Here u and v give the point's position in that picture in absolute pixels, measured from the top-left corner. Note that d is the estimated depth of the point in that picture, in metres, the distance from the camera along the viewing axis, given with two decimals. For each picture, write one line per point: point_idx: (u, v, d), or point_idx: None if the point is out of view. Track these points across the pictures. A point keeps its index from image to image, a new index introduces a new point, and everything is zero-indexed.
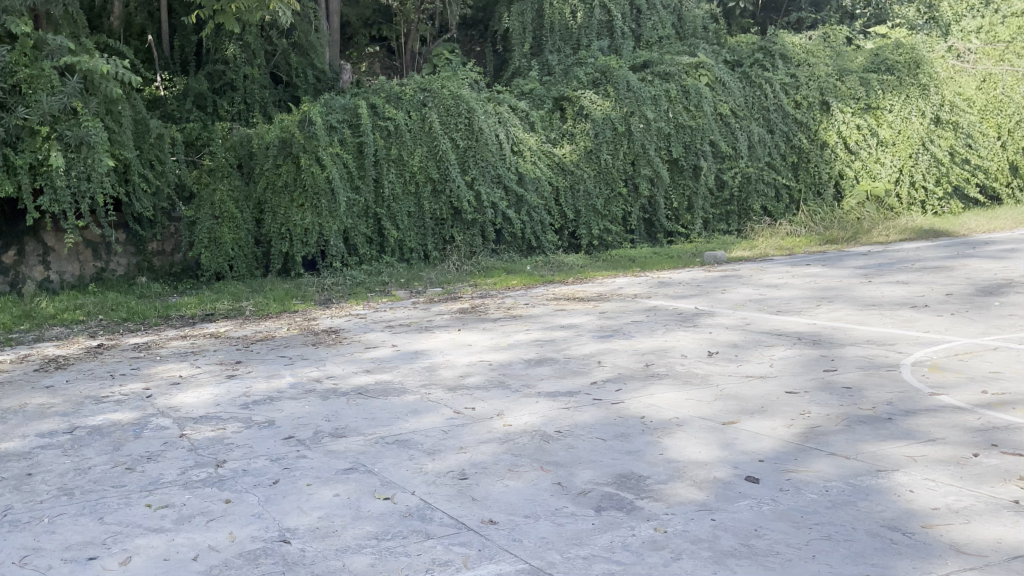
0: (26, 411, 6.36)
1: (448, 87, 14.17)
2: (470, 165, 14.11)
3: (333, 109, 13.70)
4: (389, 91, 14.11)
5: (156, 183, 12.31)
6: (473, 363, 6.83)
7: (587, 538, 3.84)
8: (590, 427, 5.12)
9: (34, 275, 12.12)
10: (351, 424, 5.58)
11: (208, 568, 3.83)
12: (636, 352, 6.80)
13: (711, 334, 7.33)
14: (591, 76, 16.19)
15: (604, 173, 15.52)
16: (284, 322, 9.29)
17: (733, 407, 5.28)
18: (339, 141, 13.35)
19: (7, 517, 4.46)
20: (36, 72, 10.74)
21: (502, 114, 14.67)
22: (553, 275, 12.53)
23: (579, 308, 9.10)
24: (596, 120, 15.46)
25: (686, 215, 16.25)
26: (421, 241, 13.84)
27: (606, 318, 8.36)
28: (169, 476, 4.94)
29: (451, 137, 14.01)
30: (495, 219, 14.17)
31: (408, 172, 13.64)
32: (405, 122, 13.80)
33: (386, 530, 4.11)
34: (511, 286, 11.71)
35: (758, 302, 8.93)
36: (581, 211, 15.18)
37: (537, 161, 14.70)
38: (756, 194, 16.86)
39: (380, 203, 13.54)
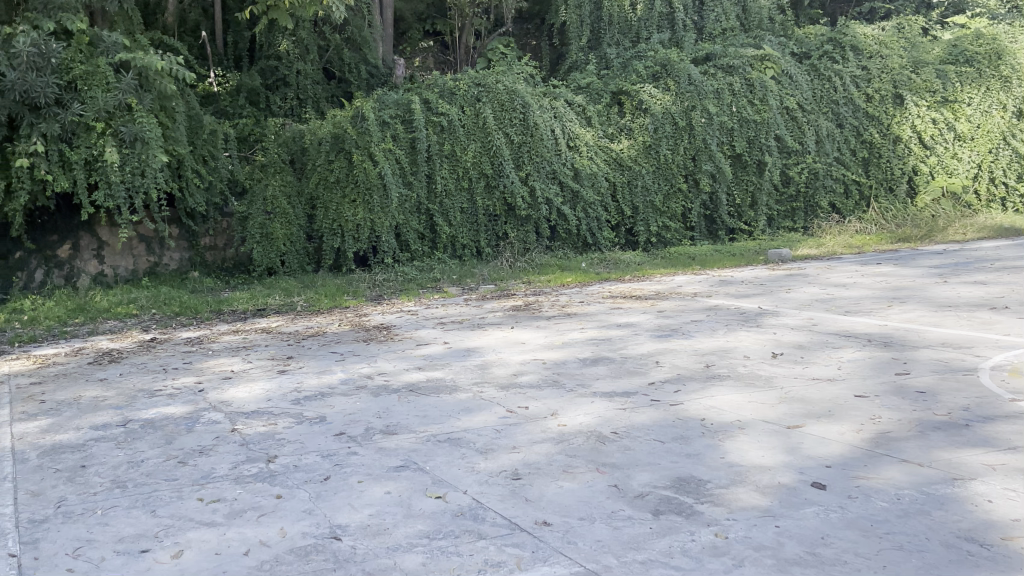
0: (81, 404, 6.44)
1: (502, 82, 14.19)
2: (525, 161, 14.02)
3: (386, 105, 13.70)
4: (442, 87, 14.11)
5: (208, 179, 12.47)
6: (527, 361, 6.76)
7: (645, 542, 3.76)
8: (649, 428, 5.02)
9: (89, 268, 12.32)
10: (404, 421, 5.54)
11: (259, 563, 3.81)
12: (695, 352, 6.69)
13: (775, 335, 7.18)
14: (651, 69, 16.03)
15: (662, 169, 15.32)
16: (336, 318, 9.32)
17: (799, 410, 5.14)
18: (392, 137, 13.36)
19: (61, 508, 4.49)
20: (92, 68, 10.85)
21: (558, 109, 14.63)
22: (609, 273, 12.35)
23: (636, 307, 8.96)
24: (654, 114, 15.26)
25: (749, 212, 15.98)
26: (474, 238, 13.82)
27: (665, 317, 8.23)
28: (221, 470, 4.95)
29: (506, 132, 13.96)
30: (549, 215, 14.09)
31: (460, 168, 13.64)
32: (459, 117, 13.77)
33: (438, 529, 4.06)
34: (567, 283, 11.62)
35: (824, 303, 8.71)
36: (639, 208, 15.03)
37: (593, 156, 14.61)
38: (824, 190, 16.47)
39: (432, 199, 13.55)
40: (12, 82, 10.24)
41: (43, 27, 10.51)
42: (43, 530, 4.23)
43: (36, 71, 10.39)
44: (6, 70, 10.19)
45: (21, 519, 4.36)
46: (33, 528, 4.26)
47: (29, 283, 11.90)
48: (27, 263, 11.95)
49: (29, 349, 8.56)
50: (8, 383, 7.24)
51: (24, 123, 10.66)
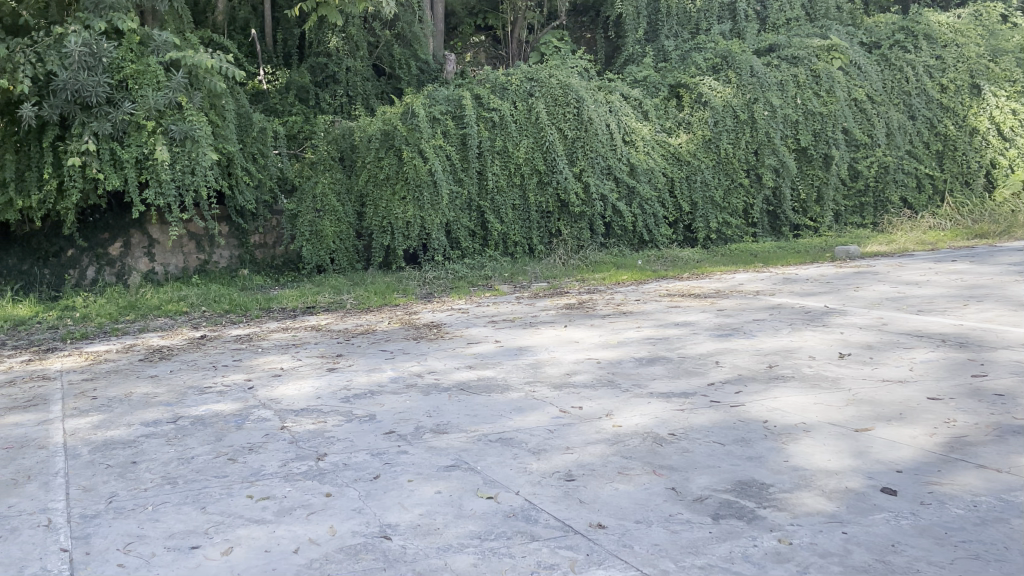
0: (132, 400, 6.49)
1: (557, 76, 14.11)
2: (579, 156, 13.91)
3: (437, 101, 13.72)
4: (494, 82, 14.12)
5: (258, 177, 12.65)
6: (581, 360, 6.66)
7: (705, 547, 3.66)
8: (708, 430, 4.91)
9: (139, 266, 12.52)
10: (455, 420, 5.48)
11: (309, 561, 3.77)
12: (756, 352, 6.54)
13: (842, 335, 7.00)
14: (710, 61, 15.98)
15: (722, 164, 15.12)
16: (386, 316, 9.28)
17: (867, 413, 4.99)
18: (442, 133, 13.34)
19: (113, 504, 4.51)
20: (142, 67, 10.97)
21: (613, 103, 14.54)
22: (666, 270, 12.25)
23: (694, 306, 8.81)
24: (715, 108, 15.08)
25: (815, 207, 15.68)
26: (527, 235, 13.77)
27: (725, 316, 8.10)
28: (271, 468, 4.93)
29: (559, 127, 13.88)
30: (604, 212, 13.95)
31: (513, 164, 13.55)
32: (511, 113, 13.73)
33: (490, 530, 3.99)
34: (622, 281, 11.52)
35: (895, 302, 8.46)
36: (698, 203, 14.82)
37: (650, 151, 14.50)
38: (895, 184, 16.22)
39: (484, 195, 13.51)
40: (64, 82, 10.38)
41: (94, 26, 10.63)
42: (94, 525, 4.24)
43: (88, 70, 10.50)
44: (58, 70, 10.32)
45: (73, 514, 4.38)
46: (85, 523, 4.28)
47: (81, 280, 12.21)
48: (79, 261, 12.25)
49: (82, 345, 8.67)
50: (60, 379, 7.33)
51: (76, 122, 10.77)
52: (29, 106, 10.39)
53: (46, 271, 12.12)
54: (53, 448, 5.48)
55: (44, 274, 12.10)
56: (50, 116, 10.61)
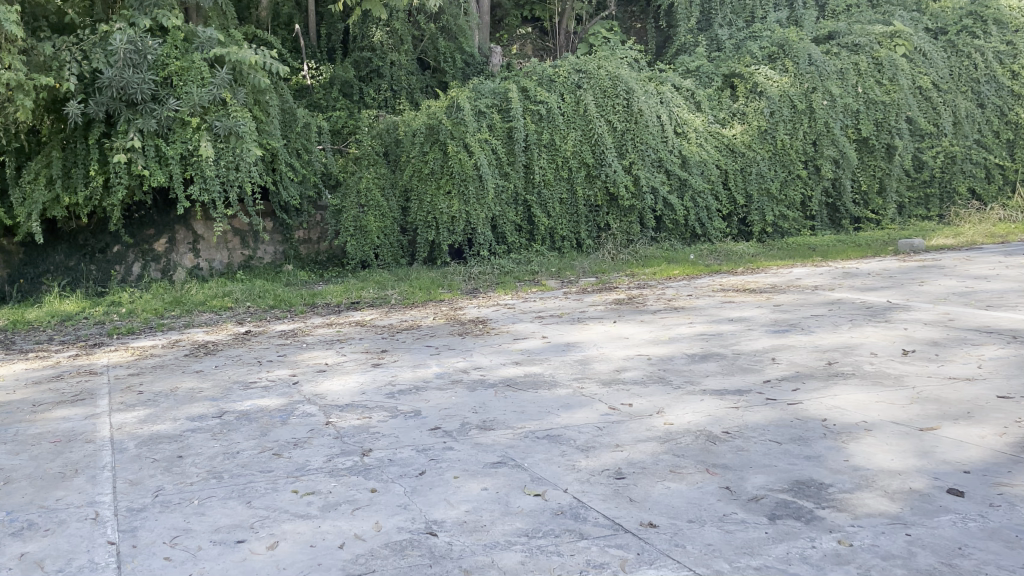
0: (177, 395, 6.53)
1: (605, 68, 14.05)
2: (629, 149, 13.82)
3: (482, 95, 13.72)
4: (541, 74, 14.03)
5: (302, 172, 12.72)
6: (631, 356, 6.58)
7: (760, 547, 3.57)
8: (764, 428, 4.80)
9: (184, 261, 12.66)
10: (501, 417, 5.43)
11: (354, 556, 3.74)
12: (813, 349, 6.40)
13: (906, 331, 6.84)
14: (767, 50, 15.71)
15: (778, 155, 14.90)
16: (431, 312, 9.26)
17: (933, 412, 4.85)
18: (488, 126, 13.33)
19: (159, 497, 4.52)
20: (187, 64, 11.03)
21: (664, 94, 14.44)
22: (719, 264, 12.10)
23: (750, 301, 8.66)
24: (771, 97, 14.84)
25: (877, 200, 15.52)
26: (575, 229, 13.68)
27: (782, 311, 7.95)
28: (316, 463, 4.92)
29: (609, 119, 13.79)
30: (654, 205, 13.82)
31: (561, 157, 13.48)
32: (558, 105, 13.63)
33: (538, 528, 3.93)
34: (673, 276, 11.39)
35: (963, 297, 8.25)
36: (752, 196, 14.63)
37: (703, 143, 14.31)
38: (963, 175, 16.06)
39: (529, 189, 13.42)
40: (110, 79, 10.49)
41: (139, 24, 10.71)
42: (141, 518, 4.26)
43: (133, 67, 10.60)
44: (104, 68, 10.44)
45: (120, 508, 4.40)
46: (131, 516, 4.29)
47: (127, 276, 12.38)
48: (125, 257, 12.41)
49: (128, 341, 8.76)
50: (108, 374, 7.41)
51: (122, 119, 10.84)
52: (75, 104, 10.52)
53: (92, 268, 12.28)
54: (100, 442, 5.52)
55: (90, 270, 12.28)
56: (95, 114, 10.73)
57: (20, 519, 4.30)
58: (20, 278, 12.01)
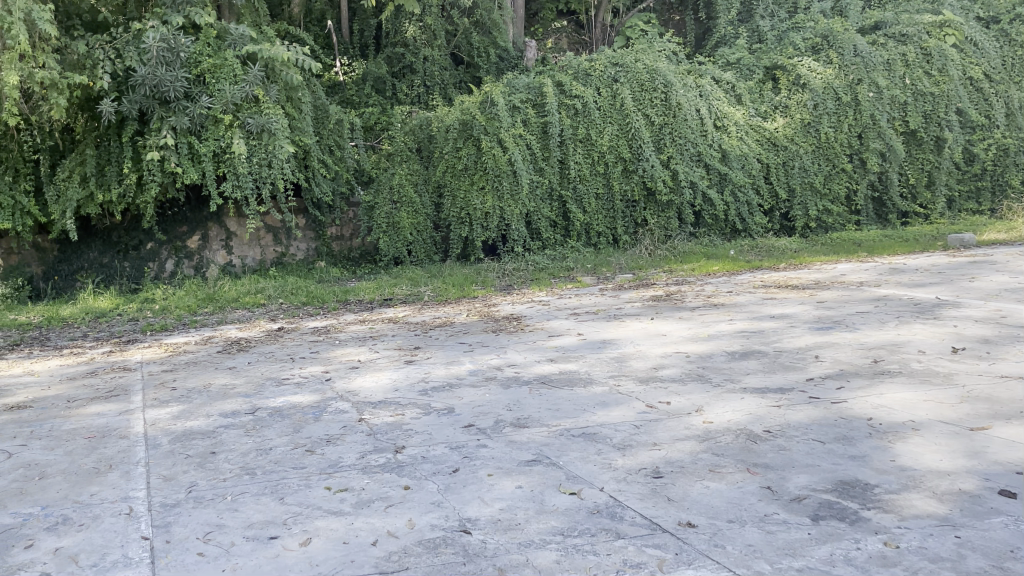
0: (210, 391, 6.55)
1: (643, 61, 13.98)
2: (666, 143, 13.68)
3: (517, 90, 13.72)
4: (577, 67, 13.97)
5: (335, 169, 12.78)
6: (669, 353, 6.51)
7: (803, 549, 3.50)
8: (807, 427, 4.71)
9: (217, 258, 12.74)
10: (536, 414, 5.39)
11: (387, 554, 3.72)
12: (858, 347, 6.29)
13: (956, 328, 6.70)
14: (810, 41, 15.80)
15: (822, 148, 14.69)
16: (464, 308, 9.23)
17: (984, 411, 4.74)
18: (522, 122, 13.32)
19: (193, 493, 4.53)
20: (220, 61, 11.12)
21: (704, 87, 14.36)
22: (760, 260, 11.98)
23: (793, 298, 8.55)
24: (814, 90, 14.80)
25: (926, 193, 15.32)
26: (611, 225, 13.63)
27: (826, 308, 7.84)
28: (349, 460, 4.90)
29: (646, 113, 13.67)
30: (693, 200, 13.68)
31: (597, 152, 13.42)
32: (594, 99, 13.57)
33: (574, 526, 3.88)
34: (713, 272, 11.30)
35: (1016, 294, 8.08)
36: (795, 189, 14.48)
37: (744, 136, 14.21)
38: (1016, 167, 15.81)
39: (566, 184, 13.36)
40: (143, 78, 10.55)
41: (172, 22, 10.80)
42: (174, 514, 4.26)
43: (166, 65, 10.66)
44: (137, 65, 10.51)
45: (154, 503, 4.41)
46: (165, 512, 4.30)
47: (160, 273, 12.46)
48: (158, 254, 12.51)
49: (161, 337, 8.81)
50: (141, 371, 7.45)
51: (155, 116, 10.89)
52: (109, 102, 10.59)
53: (126, 265, 12.38)
54: (134, 438, 5.54)
55: (124, 267, 12.38)
56: (129, 112, 10.80)
57: (54, 514, 4.32)
58: (55, 275, 12.14)
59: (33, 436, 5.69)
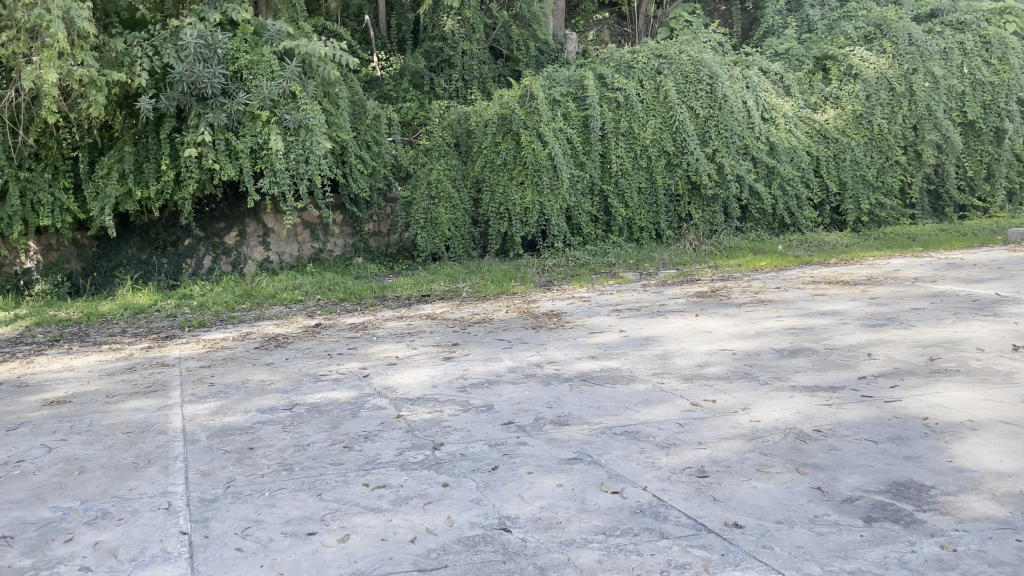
0: (248, 387, 6.56)
1: (688, 53, 13.93)
2: (712, 136, 13.56)
3: (558, 83, 13.63)
4: (619, 60, 13.90)
5: (372, 164, 12.77)
6: (714, 351, 6.42)
7: (855, 551, 3.40)
8: (858, 427, 4.61)
9: (255, 255, 12.83)
10: (578, 412, 5.33)
11: (426, 551, 3.67)
12: (913, 344, 6.15)
13: (1016, 325, 6.53)
14: (863, 30, 15.47)
15: (875, 140, 14.50)
16: (503, 305, 9.18)
17: None
18: (563, 115, 13.24)
19: (231, 488, 4.52)
20: (257, 57, 11.17)
21: (751, 78, 14.17)
22: (810, 255, 11.81)
23: (843, 294, 8.40)
24: (866, 80, 14.56)
25: (986, 185, 15.09)
26: (654, 220, 13.49)
27: (879, 304, 7.69)
28: (387, 456, 4.87)
29: (690, 105, 13.59)
30: (739, 194, 13.54)
31: (639, 145, 13.27)
32: (637, 92, 13.50)
33: (616, 526, 3.82)
34: (760, 268, 11.16)
35: None
36: (847, 183, 14.24)
37: (793, 128, 14.00)
38: None
39: (607, 179, 13.26)
40: (180, 74, 10.61)
41: (209, 18, 10.87)
42: (212, 509, 4.26)
43: (204, 62, 10.72)
44: (175, 62, 10.58)
45: (192, 498, 4.41)
46: (203, 507, 4.29)
47: (198, 270, 12.56)
48: (196, 250, 12.61)
49: (198, 333, 8.86)
50: (179, 366, 7.49)
51: (193, 113, 10.97)
52: (147, 99, 10.66)
53: (164, 261, 12.51)
54: (173, 433, 5.56)
55: (162, 264, 12.50)
56: (167, 108, 10.88)
57: (94, 508, 4.33)
58: (94, 271, 12.27)
59: (72, 430, 5.73)
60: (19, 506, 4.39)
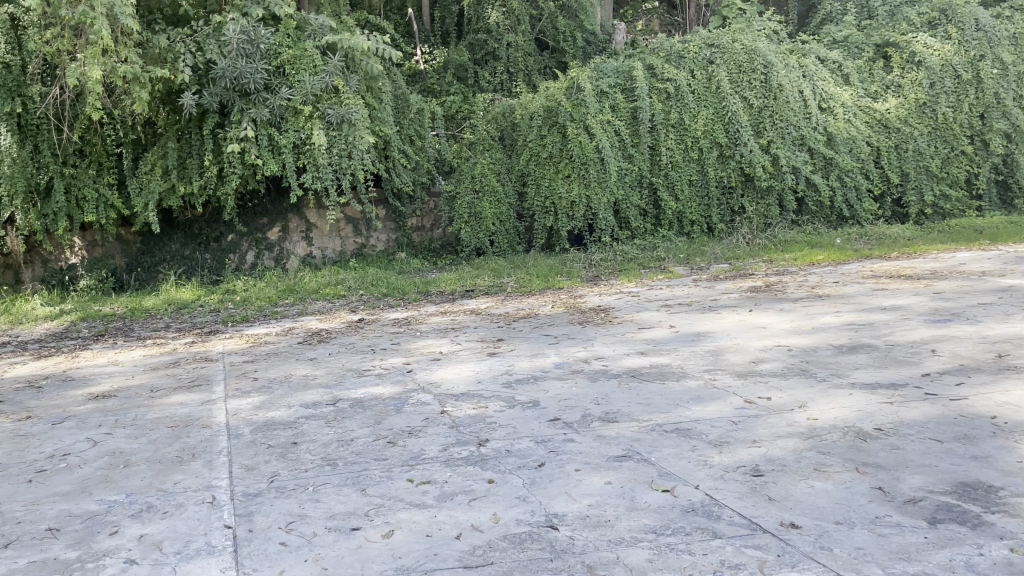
0: (292, 382, 6.57)
1: (740, 41, 13.67)
2: (767, 127, 13.34)
3: (606, 74, 13.57)
4: (670, 50, 13.83)
5: (414, 159, 12.81)
6: (769, 347, 6.30)
7: (919, 553, 3.30)
8: (921, 425, 4.48)
9: (298, 250, 12.92)
10: (626, 408, 5.25)
11: (472, 548, 3.62)
12: (979, 340, 5.99)
13: None
14: (927, 15, 15.20)
15: (939, 130, 14.21)
16: (549, 300, 9.11)
17: None
18: (611, 107, 13.13)
19: (275, 483, 4.51)
20: (299, 52, 11.16)
21: (808, 67, 14.01)
22: (870, 249, 11.61)
23: (906, 288, 8.23)
24: (931, 68, 14.21)
25: None
26: (706, 213, 13.34)
27: (944, 299, 7.50)
28: (432, 452, 4.83)
29: (745, 96, 13.38)
30: (795, 185, 13.31)
31: (690, 136, 13.14)
32: (687, 82, 13.36)
33: (667, 524, 3.74)
34: (817, 262, 10.98)
35: None
36: (909, 173, 13.93)
37: (852, 118, 13.78)
38: None
39: (657, 171, 13.14)
40: (223, 70, 10.67)
41: (251, 14, 10.82)
42: (256, 503, 4.25)
43: (246, 57, 10.75)
44: (218, 59, 10.61)
45: (237, 492, 4.40)
46: (248, 501, 4.28)
47: (241, 265, 12.67)
48: (239, 246, 12.70)
49: (242, 328, 8.91)
50: (222, 361, 7.53)
51: (235, 109, 11.04)
52: (189, 95, 10.73)
53: (207, 256, 12.60)
54: (217, 427, 5.57)
55: (205, 259, 12.59)
56: (209, 104, 10.94)
57: (139, 501, 4.34)
58: (138, 267, 12.39)
59: (118, 424, 5.77)
60: (66, 499, 4.42)
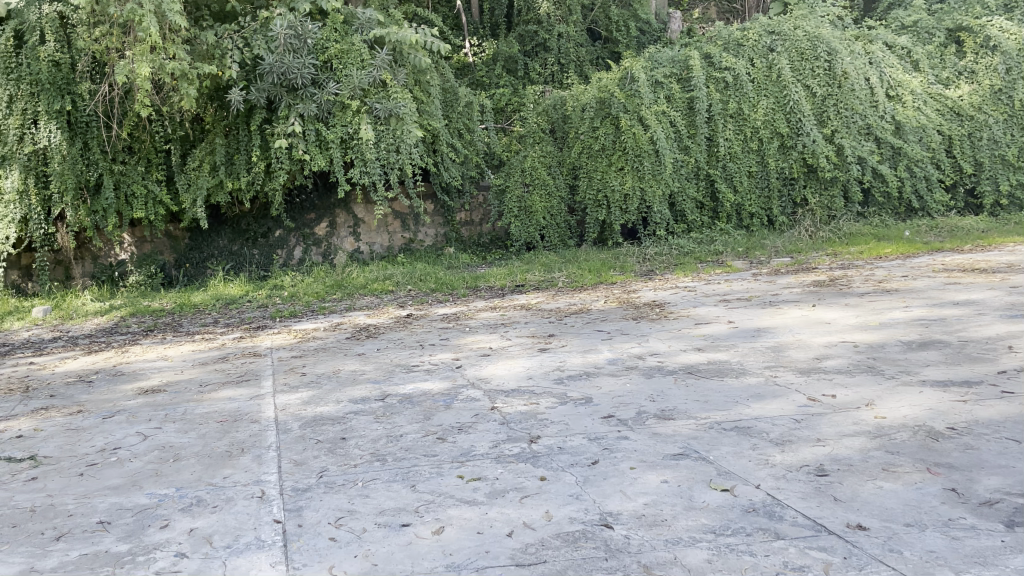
0: (340, 377, 6.57)
1: (803, 28, 13.47)
2: (830, 117, 13.08)
3: (662, 64, 13.45)
4: (728, 39, 13.59)
5: (463, 153, 12.82)
6: (833, 343, 6.14)
7: (996, 557, 3.16)
8: (996, 425, 4.32)
9: (345, 245, 12.94)
10: (683, 405, 5.14)
11: (525, 546, 3.56)
12: None
13: None
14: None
15: (1016, 117, 13.92)
16: (602, 295, 9.01)
17: None
18: (666, 97, 13.00)
19: (324, 478, 4.48)
20: (347, 47, 11.23)
21: (874, 54, 13.75)
22: (942, 241, 11.34)
23: (979, 282, 7.99)
24: (1007, 52, 13.94)
25: None
26: (766, 205, 13.12)
27: (1019, 294, 7.26)
28: (482, 449, 4.77)
29: (807, 84, 13.14)
30: (861, 176, 13.07)
31: (749, 128, 12.91)
32: (746, 71, 13.09)
33: (725, 524, 3.64)
34: (885, 255, 10.74)
35: None
36: (984, 163, 13.59)
37: (921, 106, 13.51)
38: None
39: (714, 162, 12.98)
40: (271, 65, 10.72)
41: (299, 8, 10.86)
42: (306, 498, 4.22)
43: (293, 52, 10.82)
44: (265, 53, 10.67)
45: (286, 487, 4.38)
46: (297, 496, 4.26)
47: (290, 260, 12.73)
48: (287, 241, 12.77)
49: (290, 324, 8.93)
50: (271, 356, 7.55)
51: (282, 104, 11.10)
52: (237, 91, 10.79)
53: (255, 252, 12.69)
54: (265, 422, 5.57)
55: (254, 254, 12.68)
56: (257, 100, 11.01)
57: (188, 495, 4.34)
58: (186, 263, 12.49)
59: (168, 418, 5.79)
60: (117, 492, 4.43)
